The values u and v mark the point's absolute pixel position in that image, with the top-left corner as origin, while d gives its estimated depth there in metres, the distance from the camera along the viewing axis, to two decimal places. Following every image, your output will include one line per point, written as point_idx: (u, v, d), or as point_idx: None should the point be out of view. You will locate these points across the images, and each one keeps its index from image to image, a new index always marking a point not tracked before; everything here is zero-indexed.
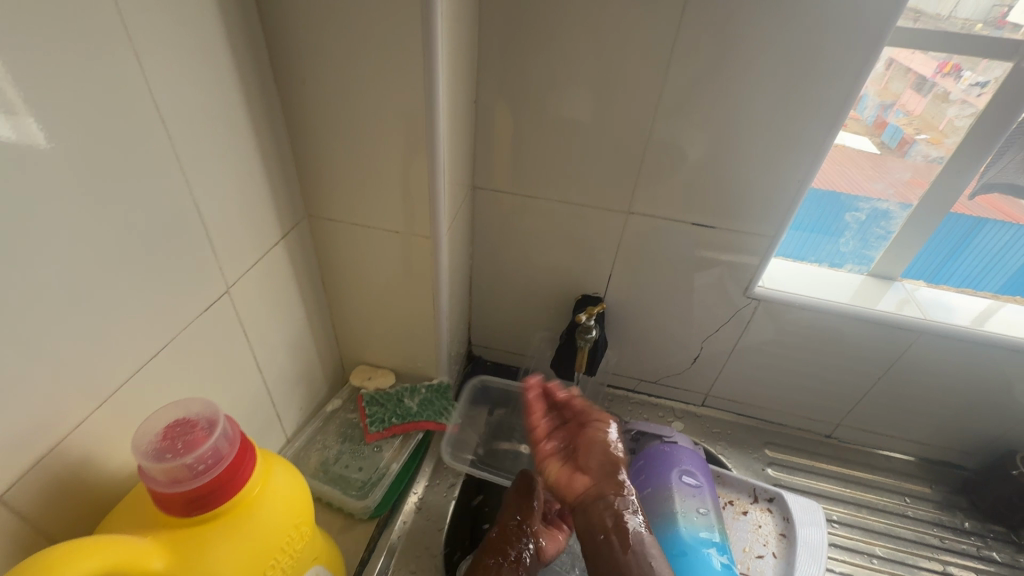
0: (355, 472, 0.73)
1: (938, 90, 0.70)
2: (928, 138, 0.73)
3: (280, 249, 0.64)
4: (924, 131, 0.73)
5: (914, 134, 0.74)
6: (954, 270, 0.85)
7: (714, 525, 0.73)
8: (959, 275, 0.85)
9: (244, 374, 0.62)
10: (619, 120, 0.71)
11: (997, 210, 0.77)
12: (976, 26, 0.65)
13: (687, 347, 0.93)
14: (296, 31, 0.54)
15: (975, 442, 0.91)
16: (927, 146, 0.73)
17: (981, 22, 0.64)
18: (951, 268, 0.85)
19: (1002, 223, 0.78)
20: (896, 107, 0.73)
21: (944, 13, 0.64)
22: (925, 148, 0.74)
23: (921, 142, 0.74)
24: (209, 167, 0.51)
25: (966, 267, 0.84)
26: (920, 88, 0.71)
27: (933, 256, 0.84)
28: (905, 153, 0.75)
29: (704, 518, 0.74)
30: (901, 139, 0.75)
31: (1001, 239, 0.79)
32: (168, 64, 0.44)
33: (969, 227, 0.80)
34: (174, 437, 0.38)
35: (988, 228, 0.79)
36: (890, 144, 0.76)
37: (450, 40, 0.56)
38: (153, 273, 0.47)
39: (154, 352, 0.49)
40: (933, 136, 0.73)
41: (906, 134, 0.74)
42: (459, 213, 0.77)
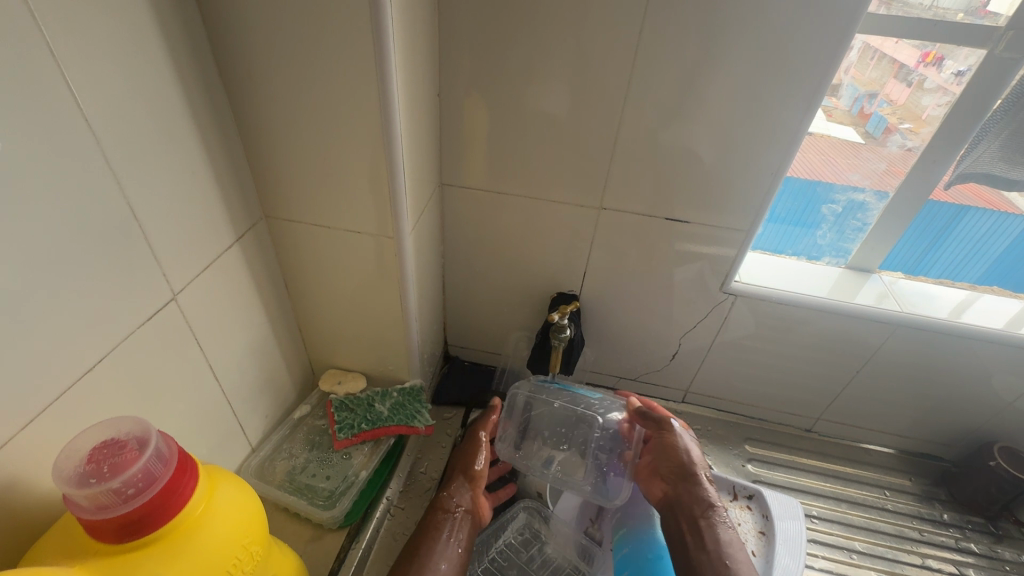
0: (322, 482, 0.71)
1: (920, 79, 0.68)
2: (910, 127, 0.71)
3: (234, 252, 0.61)
4: (907, 121, 0.71)
5: (897, 123, 0.71)
6: (936, 261, 0.84)
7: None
8: (943, 262, 0.84)
9: (199, 383, 0.60)
10: (588, 113, 0.69)
11: (977, 197, 0.76)
12: (956, 15, 0.63)
13: (665, 344, 0.91)
14: (240, 23, 0.51)
15: (953, 433, 0.90)
16: (910, 136, 0.71)
17: (962, 11, 0.62)
18: (933, 258, 0.84)
19: (985, 211, 0.76)
20: (880, 96, 0.71)
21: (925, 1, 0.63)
22: (906, 138, 0.72)
23: (904, 132, 0.71)
24: (147, 167, 0.48)
25: (948, 255, 0.83)
26: (903, 77, 0.69)
27: (915, 245, 0.83)
28: (888, 142, 0.73)
29: None
30: (884, 129, 0.72)
31: (984, 227, 0.78)
32: (93, 57, 0.41)
33: (951, 215, 0.78)
34: (101, 460, 0.36)
35: (971, 215, 0.77)
36: (874, 133, 0.73)
37: (405, 30, 0.54)
38: (86, 281, 0.44)
39: (91, 365, 0.46)
40: (915, 125, 0.71)
41: (889, 123, 0.72)
42: (427, 211, 0.75)
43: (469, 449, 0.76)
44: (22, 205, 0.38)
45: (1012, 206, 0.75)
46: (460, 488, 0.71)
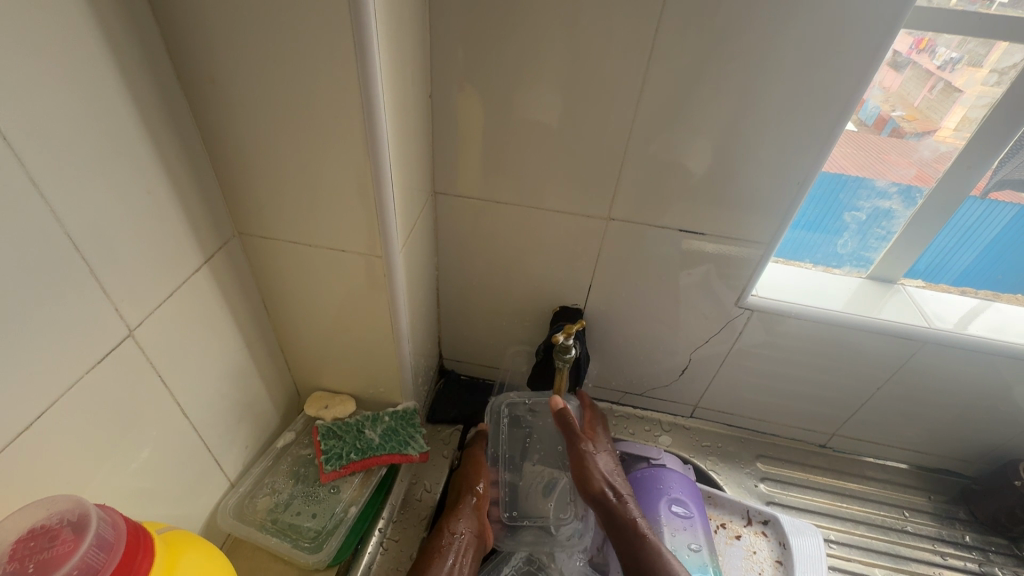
0: (308, 520, 0.65)
1: (911, 65, 0.63)
2: (903, 114, 0.66)
3: (203, 274, 0.55)
4: (900, 107, 0.66)
5: (890, 111, 0.66)
6: (947, 262, 0.78)
7: (707, 563, 0.69)
8: (931, 252, 0.77)
9: (168, 423, 0.54)
10: (594, 118, 0.63)
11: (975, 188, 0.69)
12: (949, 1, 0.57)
13: (674, 358, 0.86)
14: (198, 17, 0.44)
15: (974, 450, 0.87)
16: (903, 123, 0.66)
17: None
18: (938, 256, 0.77)
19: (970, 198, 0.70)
20: (874, 85, 0.64)
21: None
22: (900, 125, 0.67)
23: (896, 119, 0.66)
24: (94, 191, 0.41)
25: (937, 246, 0.76)
26: (896, 64, 0.63)
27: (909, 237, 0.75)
28: (881, 129, 0.67)
29: (696, 555, 0.69)
30: (877, 117, 0.66)
31: (975, 214, 0.71)
32: (17, 68, 0.34)
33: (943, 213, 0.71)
34: (27, 555, 0.30)
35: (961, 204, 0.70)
36: (866, 121, 0.66)
37: (390, 25, 0.47)
38: (21, 328, 0.38)
39: (31, 421, 0.40)
40: (908, 112, 0.66)
41: (882, 112, 0.66)
42: (419, 223, 0.69)
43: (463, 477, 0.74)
44: None
45: (1005, 194, 0.69)
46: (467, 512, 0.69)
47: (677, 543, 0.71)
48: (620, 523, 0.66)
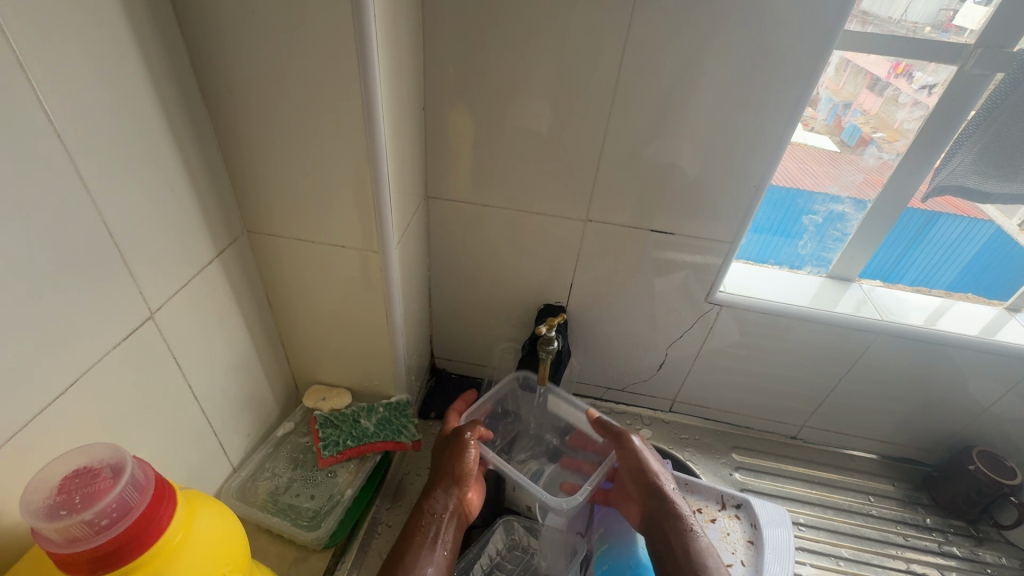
0: (306, 501, 0.69)
1: (891, 91, 0.70)
2: (884, 136, 0.73)
3: (214, 266, 0.60)
4: (880, 129, 0.73)
5: (870, 133, 0.73)
6: (913, 263, 0.85)
7: None
8: (918, 267, 0.86)
9: (179, 404, 0.58)
10: (573, 128, 0.69)
11: (950, 205, 0.78)
12: (924, 29, 0.65)
13: (652, 354, 0.91)
14: (221, 35, 0.50)
15: (933, 438, 0.92)
16: (883, 144, 0.73)
17: (929, 25, 0.64)
18: (910, 259, 0.85)
19: (955, 216, 0.79)
20: (853, 106, 0.72)
21: (896, 16, 0.64)
22: (882, 146, 0.73)
23: (878, 141, 0.73)
24: (124, 185, 0.46)
25: (923, 259, 0.85)
26: (875, 88, 0.70)
27: (891, 249, 0.84)
28: (864, 150, 0.74)
29: None
30: (859, 138, 0.74)
31: (956, 231, 0.80)
32: (65, 75, 0.40)
33: (924, 221, 0.80)
34: (72, 490, 0.34)
35: (943, 221, 0.79)
36: (849, 142, 0.75)
37: (388, 43, 0.53)
38: (57, 303, 0.42)
39: (63, 389, 0.44)
40: (888, 134, 0.73)
41: (863, 133, 0.74)
42: (413, 224, 0.75)
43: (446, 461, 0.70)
44: None
45: (981, 212, 0.78)
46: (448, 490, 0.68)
47: None
48: (674, 515, 0.65)
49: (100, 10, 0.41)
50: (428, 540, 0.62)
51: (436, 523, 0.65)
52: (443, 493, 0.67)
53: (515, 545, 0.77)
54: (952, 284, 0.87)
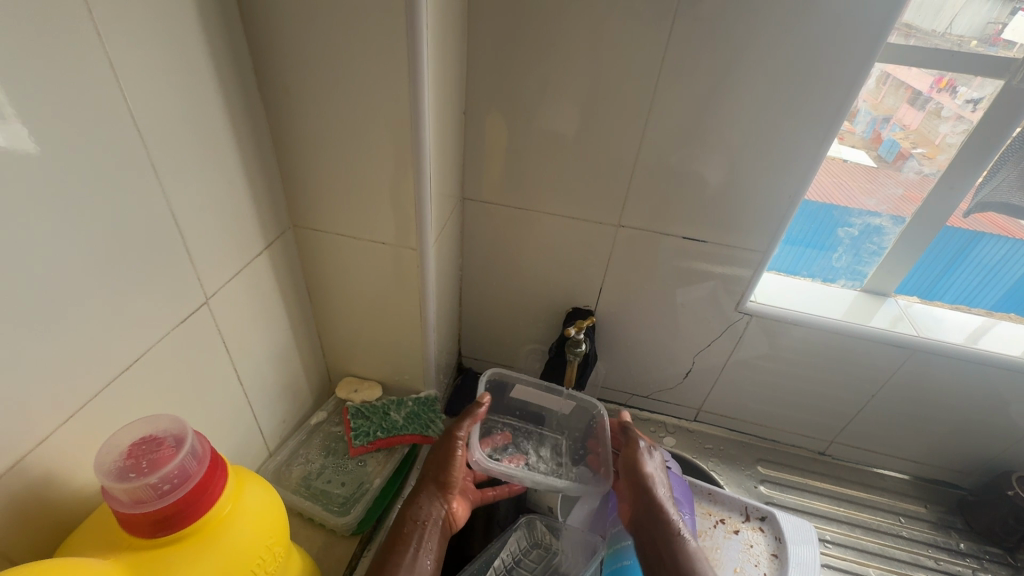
0: (337, 487, 0.72)
1: (933, 106, 0.69)
2: (924, 152, 0.72)
3: (263, 258, 0.63)
4: (920, 145, 0.72)
5: (910, 148, 0.73)
6: (951, 284, 0.84)
7: None
8: (956, 288, 0.84)
9: (225, 386, 0.61)
10: (609, 134, 0.71)
11: (994, 225, 0.76)
12: (970, 43, 0.64)
13: (679, 361, 0.91)
14: (282, 38, 0.53)
15: (970, 462, 0.90)
16: (923, 161, 0.73)
17: (976, 39, 0.64)
18: (948, 281, 0.83)
19: (999, 238, 0.76)
20: (892, 121, 0.72)
21: (939, 29, 0.64)
22: (921, 163, 0.73)
23: (917, 156, 0.73)
24: (189, 176, 0.50)
25: (963, 280, 0.83)
26: (916, 103, 0.70)
27: (928, 270, 0.83)
28: (902, 167, 0.74)
29: None
30: (897, 153, 0.74)
31: (1000, 253, 0.78)
32: (145, 73, 0.43)
33: (964, 241, 0.78)
34: (140, 455, 0.37)
35: (986, 242, 0.77)
36: (886, 157, 0.75)
37: (436, 48, 0.56)
38: (126, 283, 0.46)
39: (127, 363, 0.47)
40: (928, 150, 0.72)
41: (902, 148, 0.73)
42: (448, 224, 0.77)
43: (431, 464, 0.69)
44: (65, 205, 0.39)
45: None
46: (431, 498, 0.66)
47: None
48: (659, 516, 0.63)
49: (177, 13, 0.45)
50: (411, 550, 0.60)
51: (420, 530, 0.63)
52: (426, 500, 0.66)
53: (537, 543, 0.77)
54: (1000, 302, 0.84)
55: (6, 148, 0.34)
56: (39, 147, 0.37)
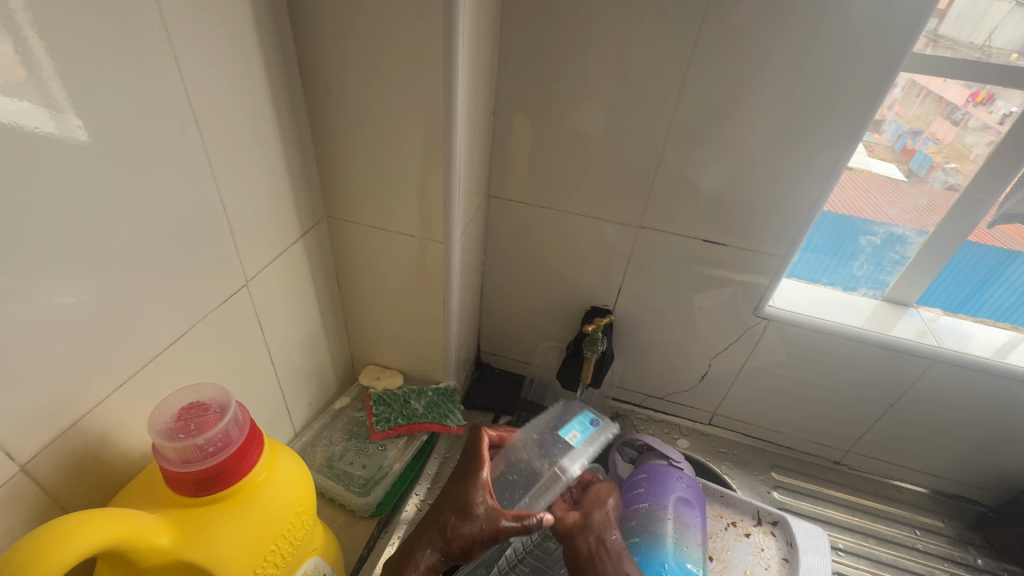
0: (359, 470, 0.75)
1: (970, 119, 0.70)
2: (957, 167, 0.72)
3: (298, 246, 0.67)
4: (954, 160, 0.72)
5: (943, 162, 0.73)
6: (983, 303, 0.83)
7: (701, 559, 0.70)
8: (987, 308, 0.83)
9: (258, 366, 0.64)
10: (632, 136, 0.72)
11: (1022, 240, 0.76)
12: (1012, 55, 0.64)
13: (695, 364, 0.92)
14: (325, 37, 0.56)
15: (991, 478, 0.89)
16: (955, 175, 0.73)
17: (1018, 52, 0.64)
18: (979, 300, 0.83)
19: None
20: (925, 134, 0.73)
21: (978, 42, 0.65)
22: (952, 177, 0.73)
23: (949, 171, 0.73)
24: (236, 165, 0.53)
25: (995, 302, 0.82)
26: (952, 117, 0.71)
27: (959, 289, 0.83)
28: (934, 180, 0.75)
29: (695, 549, 0.71)
30: (930, 167, 0.74)
31: None
32: (203, 68, 0.47)
33: (999, 260, 0.78)
34: (188, 418, 0.40)
35: (1016, 263, 0.77)
36: (917, 171, 0.75)
37: (471, 49, 0.58)
38: (176, 263, 0.49)
39: (173, 338, 0.51)
40: (961, 165, 0.72)
41: (935, 162, 0.74)
42: (474, 220, 0.79)
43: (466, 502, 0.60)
44: (128, 186, 0.43)
45: None
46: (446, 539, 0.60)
47: (679, 533, 0.72)
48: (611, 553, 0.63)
49: (233, 13, 0.48)
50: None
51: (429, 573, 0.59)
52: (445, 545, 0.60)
53: None
54: None
55: (56, 136, 0.37)
56: (110, 132, 0.40)
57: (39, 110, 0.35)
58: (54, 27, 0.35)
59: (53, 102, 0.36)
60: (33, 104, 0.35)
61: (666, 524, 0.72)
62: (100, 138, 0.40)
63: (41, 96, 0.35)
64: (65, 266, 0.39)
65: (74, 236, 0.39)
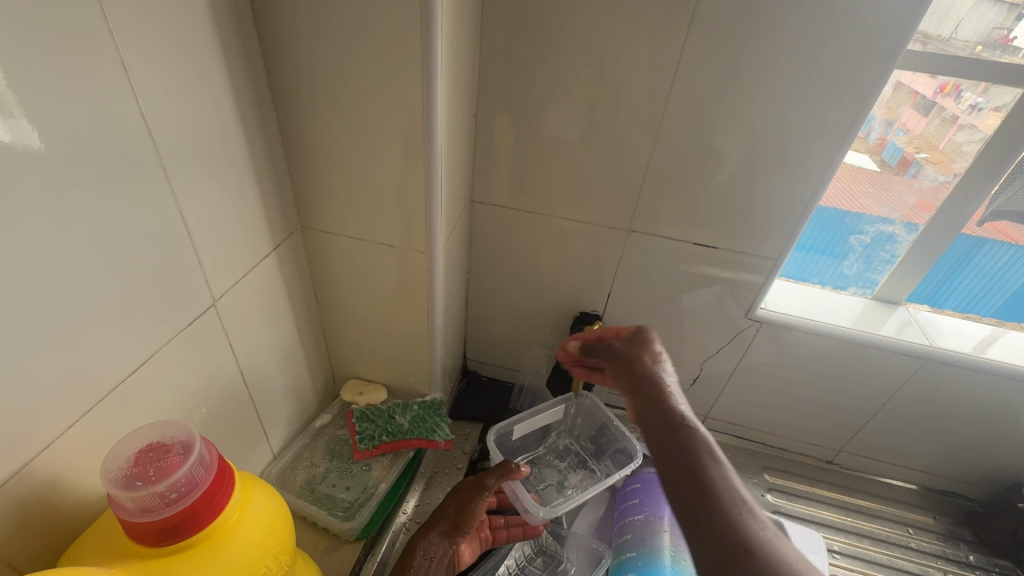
0: (342, 492, 0.72)
1: (941, 111, 0.70)
2: (927, 157, 0.73)
3: (270, 260, 0.63)
4: (924, 150, 0.73)
5: (913, 153, 0.73)
6: (952, 290, 0.83)
7: None
8: (955, 294, 0.83)
9: (231, 389, 0.60)
10: (619, 138, 0.70)
11: (997, 232, 0.75)
12: (977, 48, 0.64)
13: (686, 368, 0.91)
14: (294, 36, 0.52)
15: (979, 473, 0.89)
16: (926, 165, 0.73)
17: (982, 44, 0.64)
18: (951, 285, 0.82)
19: (1001, 243, 0.76)
20: (897, 125, 0.72)
21: (945, 35, 0.64)
22: (923, 168, 0.73)
23: (920, 161, 0.73)
24: (198, 178, 0.49)
25: (963, 286, 0.82)
26: (923, 108, 0.70)
27: (930, 275, 0.82)
28: (905, 170, 0.74)
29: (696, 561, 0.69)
30: (900, 158, 0.74)
31: (1000, 258, 0.77)
32: (158, 74, 0.43)
33: (967, 246, 0.78)
34: (147, 463, 0.37)
35: (987, 247, 0.77)
36: (889, 162, 0.74)
37: (451, 49, 0.55)
38: (134, 287, 0.45)
39: (135, 368, 0.47)
40: (932, 155, 0.72)
41: (906, 153, 0.73)
42: (457, 227, 0.76)
43: (470, 491, 0.67)
44: (77, 208, 0.38)
45: None
46: (443, 531, 0.64)
47: (678, 546, 0.70)
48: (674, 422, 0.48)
49: (189, 13, 0.44)
50: None
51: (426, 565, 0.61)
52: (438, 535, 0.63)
53: (542, 550, 0.76)
54: (1000, 309, 0.83)
55: (10, 149, 0.33)
56: (56, 150, 0.36)
57: None
58: None
59: (1, 113, 0.32)
60: None
61: (663, 537, 0.71)
62: (45, 156, 0.35)
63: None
64: (6, 300, 0.35)
65: (13, 266, 0.35)
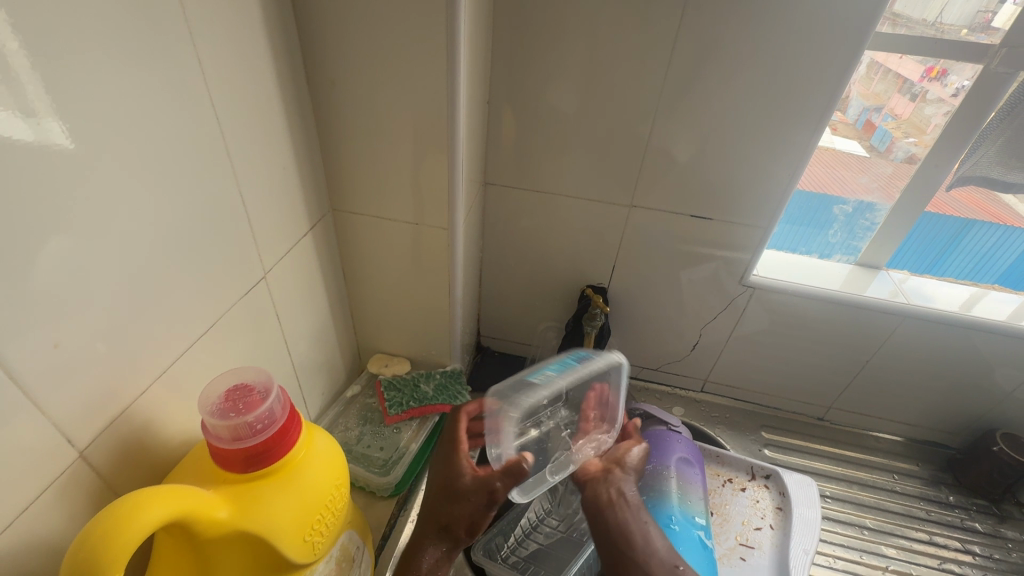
0: (377, 452, 0.78)
1: (925, 93, 0.75)
2: (915, 141, 0.78)
3: (307, 239, 0.69)
4: (912, 134, 0.78)
5: (902, 137, 0.79)
6: (947, 268, 0.90)
7: (704, 512, 0.76)
8: (951, 272, 0.91)
9: (277, 356, 0.66)
10: (621, 119, 0.76)
11: (985, 212, 0.83)
12: (962, 30, 0.69)
13: (687, 335, 0.97)
14: (330, 32, 0.58)
15: (959, 423, 0.97)
16: (915, 149, 0.79)
17: (967, 27, 0.69)
18: (944, 265, 0.90)
19: (990, 223, 0.84)
20: (885, 110, 0.78)
21: (930, 19, 0.70)
22: (912, 150, 0.79)
23: (908, 145, 0.79)
24: (251, 161, 0.55)
25: (957, 265, 0.90)
26: (908, 91, 0.76)
27: (923, 256, 0.89)
28: (892, 155, 0.81)
29: (700, 503, 0.77)
30: (889, 142, 0.80)
31: (990, 239, 0.85)
32: (221, 68, 0.48)
33: (958, 227, 0.86)
34: (235, 399, 0.43)
35: (976, 229, 0.85)
36: (878, 146, 0.81)
37: (470, 40, 0.60)
38: (203, 258, 0.51)
39: (203, 331, 0.53)
40: (920, 139, 0.78)
41: (895, 137, 0.79)
42: (472, 207, 0.82)
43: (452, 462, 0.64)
44: (162, 186, 0.44)
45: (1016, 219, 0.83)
46: None
47: (684, 490, 0.77)
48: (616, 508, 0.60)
49: (244, 13, 0.50)
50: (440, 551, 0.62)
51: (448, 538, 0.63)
52: None
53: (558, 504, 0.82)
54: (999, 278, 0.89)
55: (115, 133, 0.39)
56: (146, 134, 0.42)
57: (98, 106, 0.37)
58: (98, 38, 0.37)
59: (110, 103, 0.38)
60: (95, 105, 0.37)
61: (671, 483, 0.78)
62: (139, 140, 0.41)
63: (98, 88, 0.37)
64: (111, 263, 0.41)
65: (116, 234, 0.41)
